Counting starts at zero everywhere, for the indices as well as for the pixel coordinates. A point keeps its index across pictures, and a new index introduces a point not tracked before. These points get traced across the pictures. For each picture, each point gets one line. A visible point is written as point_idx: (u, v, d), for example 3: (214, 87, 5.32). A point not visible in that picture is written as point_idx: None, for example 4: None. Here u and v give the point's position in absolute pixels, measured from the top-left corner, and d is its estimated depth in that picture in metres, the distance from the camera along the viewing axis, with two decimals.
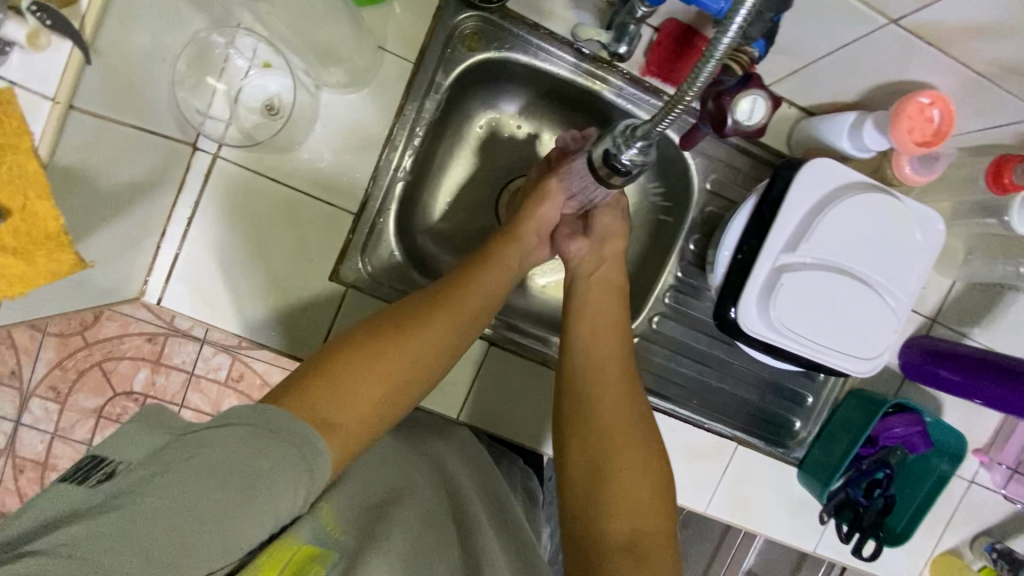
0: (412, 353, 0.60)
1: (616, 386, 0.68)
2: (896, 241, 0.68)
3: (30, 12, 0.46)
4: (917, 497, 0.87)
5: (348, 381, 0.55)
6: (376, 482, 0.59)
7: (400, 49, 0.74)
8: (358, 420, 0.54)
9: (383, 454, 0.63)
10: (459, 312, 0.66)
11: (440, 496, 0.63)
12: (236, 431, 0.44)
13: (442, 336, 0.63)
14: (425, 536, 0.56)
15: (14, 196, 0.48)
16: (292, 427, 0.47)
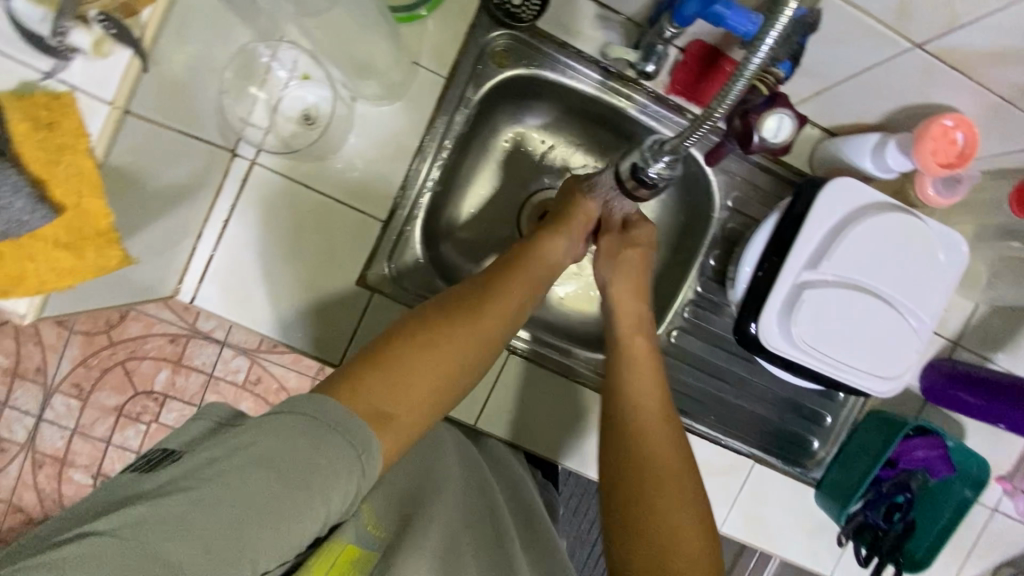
0: (460, 346, 0.60)
1: (646, 394, 0.69)
2: (918, 262, 0.68)
3: (97, 20, 0.49)
4: (938, 523, 0.85)
5: (399, 375, 0.55)
6: (411, 487, 0.62)
7: (433, 64, 0.77)
8: (411, 413, 0.54)
9: (418, 460, 0.66)
10: (503, 308, 0.66)
11: (473, 500, 0.65)
12: (296, 423, 0.44)
13: (488, 329, 0.63)
14: (459, 534, 0.58)
15: (69, 193, 0.51)
16: (348, 423, 0.47)
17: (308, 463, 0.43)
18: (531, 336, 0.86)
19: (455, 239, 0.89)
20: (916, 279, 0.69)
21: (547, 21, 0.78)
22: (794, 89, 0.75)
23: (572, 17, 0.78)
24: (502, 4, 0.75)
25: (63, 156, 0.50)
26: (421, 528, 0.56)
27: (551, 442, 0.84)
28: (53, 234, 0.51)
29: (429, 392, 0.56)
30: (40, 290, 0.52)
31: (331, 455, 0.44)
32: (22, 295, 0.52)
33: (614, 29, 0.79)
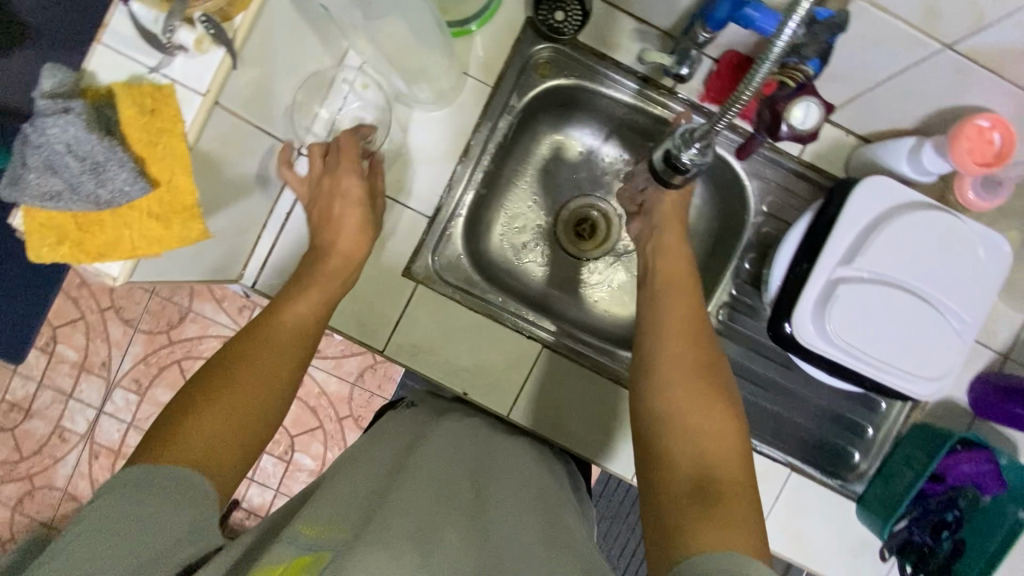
0: (260, 373, 0.59)
1: (677, 367, 0.69)
2: (957, 259, 0.68)
3: (200, 22, 0.57)
4: (990, 545, 0.80)
5: (206, 420, 0.54)
6: (354, 494, 0.54)
7: (480, 75, 0.84)
8: (231, 446, 0.54)
9: (348, 480, 0.58)
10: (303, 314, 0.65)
11: (438, 481, 0.58)
12: (112, 501, 0.45)
13: (290, 339, 0.63)
14: (433, 505, 0.53)
15: (164, 170, 0.58)
16: (157, 475, 0.48)
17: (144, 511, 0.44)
18: (558, 329, 0.89)
19: (494, 239, 0.93)
20: (955, 279, 0.68)
21: (587, 35, 0.84)
22: (828, 96, 0.77)
23: (612, 32, 0.84)
24: (546, 19, 0.81)
25: (161, 139, 0.58)
26: (381, 518, 0.49)
27: (586, 438, 0.86)
28: (147, 205, 0.59)
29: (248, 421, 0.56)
30: (131, 255, 0.60)
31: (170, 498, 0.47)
32: (117, 259, 0.60)
33: (651, 42, 0.84)
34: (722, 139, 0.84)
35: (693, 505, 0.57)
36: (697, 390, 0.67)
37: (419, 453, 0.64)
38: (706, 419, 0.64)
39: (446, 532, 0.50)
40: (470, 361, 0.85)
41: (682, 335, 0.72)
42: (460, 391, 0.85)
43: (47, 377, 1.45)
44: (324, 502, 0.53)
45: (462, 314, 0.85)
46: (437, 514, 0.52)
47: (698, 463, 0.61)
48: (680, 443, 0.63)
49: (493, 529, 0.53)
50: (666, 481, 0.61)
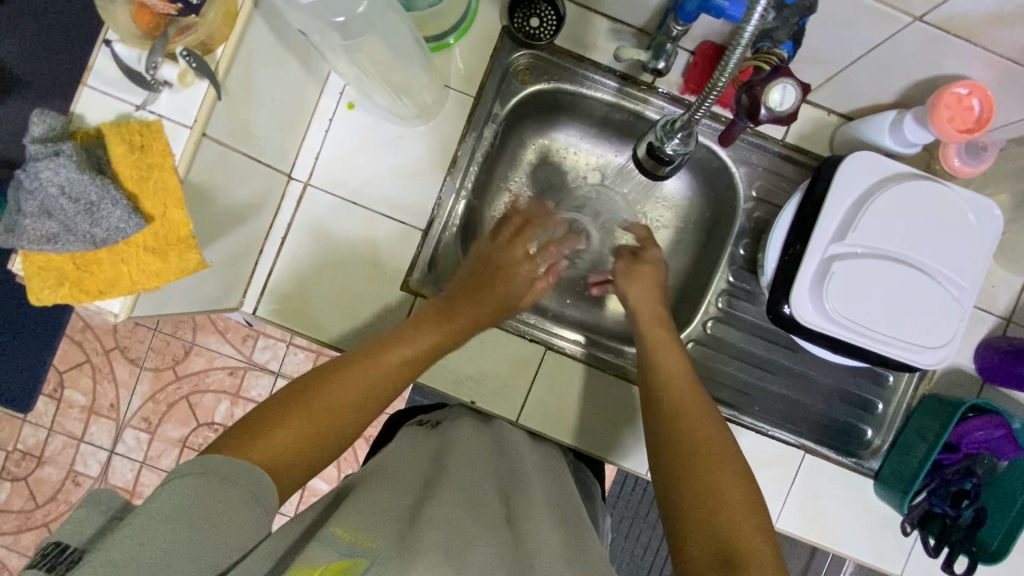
0: (350, 399, 0.61)
1: (684, 410, 0.68)
2: (948, 226, 0.68)
3: (182, 56, 0.57)
4: (1011, 510, 0.80)
5: (294, 426, 0.56)
6: (387, 501, 0.55)
7: (461, 86, 0.85)
8: (304, 458, 0.56)
9: (379, 487, 0.58)
10: (409, 355, 0.68)
11: (471, 495, 0.58)
12: (189, 482, 0.45)
13: (385, 370, 0.66)
14: (463, 516, 0.53)
15: (157, 205, 0.59)
16: (229, 472, 0.48)
17: (207, 508, 0.44)
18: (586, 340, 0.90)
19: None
20: (949, 246, 0.68)
21: (564, 38, 0.85)
22: (806, 77, 0.78)
23: (587, 34, 0.85)
24: (522, 26, 0.84)
25: (152, 173, 0.58)
26: (417, 531, 0.49)
27: (597, 437, 0.86)
28: (143, 240, 0.59)
29: (326, 437, 0.58)
30: (131, 291, 0.60)
31: (234, 500, 0.46)
32: (117, 295, 0.60)
33: (627, 40, 0.85)
34: (703, 128, 0.85)
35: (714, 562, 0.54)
36: (705, 432, 0.65)
37: (447, 466, 0.63)
38: (718, 462, 0.62)
39: (478, 540, 0.50)
40: (475, 369, 0.85)
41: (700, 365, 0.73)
42: (468, 400, 0.85)
43: (57, 422, 1.45)
44: (360, 505, 0.53)
45: None
46: (472, 524, 0.52)
47: (709, 516, 0.57)
48: (692, 488, 0.60)
49: (527, 528, 0.54)
50: (684, 533, 0.58)
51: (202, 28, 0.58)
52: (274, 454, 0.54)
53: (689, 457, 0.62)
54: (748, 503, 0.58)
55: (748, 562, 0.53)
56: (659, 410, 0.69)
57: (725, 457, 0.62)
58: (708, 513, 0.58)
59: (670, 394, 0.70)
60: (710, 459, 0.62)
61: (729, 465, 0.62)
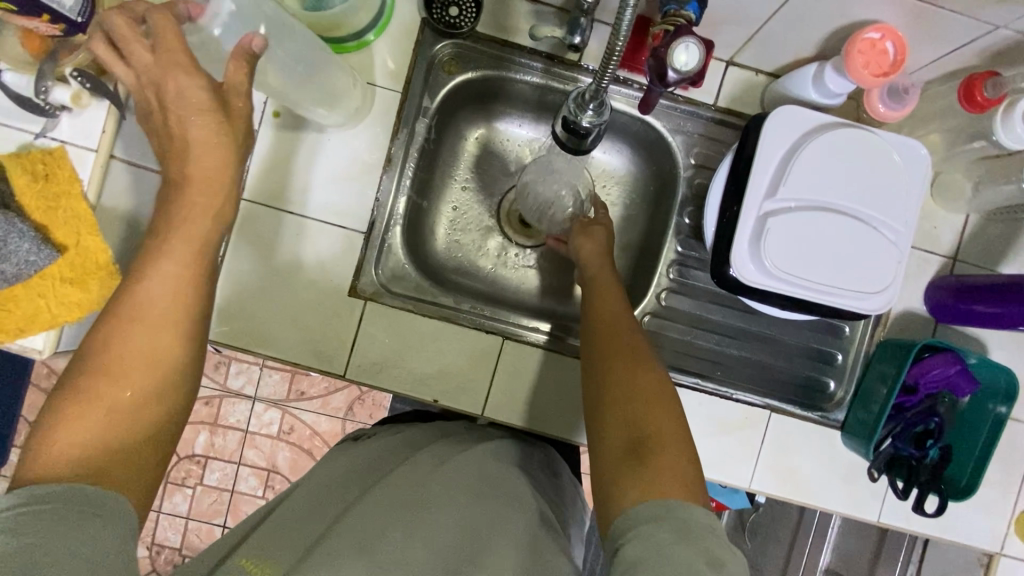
0: (146, 353, 0.50)
1: (616, 330, 0.70)
2: (877, 171, 0.69)
3: (72, 77, 0.54)
4: (976, 445, 0.81)
5: (100, 406, 0.48)
6: (300, 536, 0.55)
7: (387, 83, 0.84)
8: (138, 438, 0.49)
9: (301, 508, 0.59)
10: (175, 286, 0.52)
11: (394, 490, 0.58)
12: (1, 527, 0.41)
13: (162, 320, 0.51)
14: (378, 516, 0.54)
15: (70, 234, 0.58)
16: (51, 496, 0.44)
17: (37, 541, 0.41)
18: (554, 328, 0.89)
19: (439, 241, 0.93)
20: (882, 190, 0.69)
21: (485, 25, 0.84)
22: (727, 39, 0.78)
23: (508, 17, 0.84)
24: (442, 16, 0.82)
25: (60, 201, 0.57)
26: (324, 542, 0.51)
27: (564, 420, 0.86)
28: (59, 271, 0.58)
29: (143, 407, 0.50)
30: (52, 324, 0.58)
31: (62, 526, 0.42)
32: (39, 332, 0.58)
33: (549, 20, 0.84)
34: (624, 98, 0.84)
35: (625, 457, 0.58)
36: (633, 350, 0.67)
37: (379, 477, 0.64)
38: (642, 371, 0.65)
39: (395, 538, 0.52)
40: (434, 367, 0.84)
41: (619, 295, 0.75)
42: (431, 399, 0.84)
43: None
44: (280, 533, 0.55)
45: (416, 322, 0.84)
46: (383, 518, 0.54)
47: (630, 415, 0.61)
48: (616, 392, 0.64)
49: (435, 521, 0.54)
50: (606, 432, 0.62)
51: (93, 44, 0.56)
52: (88, 447, 0.47)
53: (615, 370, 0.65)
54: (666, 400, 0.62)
55: (657, 455, 0.57)
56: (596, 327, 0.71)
57: (649, 368, 0.65)
58: (627, 416, 0.61)
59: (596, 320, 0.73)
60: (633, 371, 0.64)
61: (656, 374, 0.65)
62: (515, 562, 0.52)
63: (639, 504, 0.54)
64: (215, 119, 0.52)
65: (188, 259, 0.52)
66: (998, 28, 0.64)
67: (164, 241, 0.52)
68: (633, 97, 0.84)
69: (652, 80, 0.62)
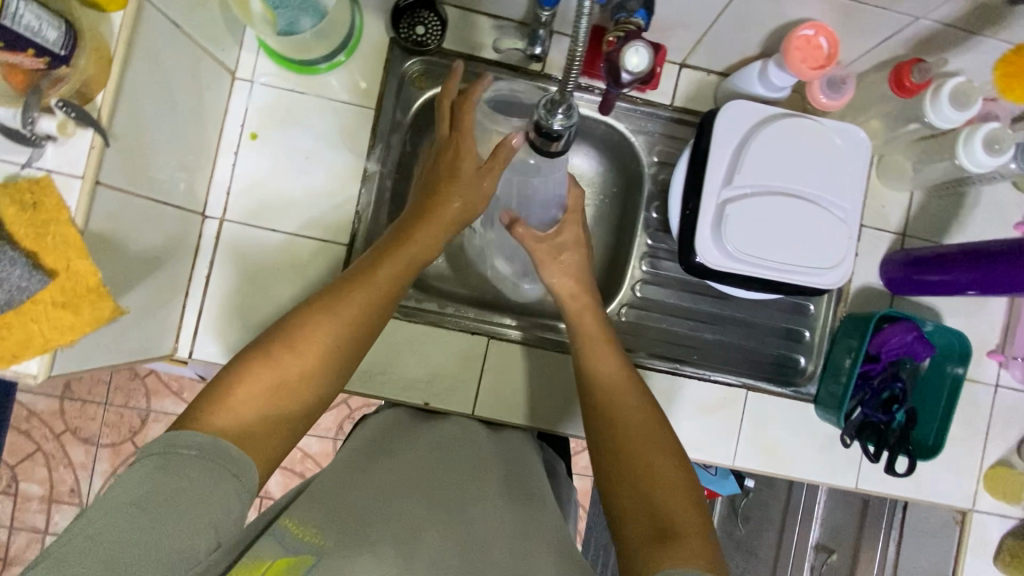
0: (322, 352, 0.60)
1: (618, 403, 0.69)
2: (822, 154, 0.74)
3: (58, 107, 0.57)
4: (940, 406, 0.86)
5: (263, 386, 0.56)
6: (348, 495, 0.56)
7: (362, 102, 0.88)
8: (283, 420, 0.57)
9: (335, 477, 0.60)
10: (339, 330, 0.61)
11: (416, 473, 0.60)
12: (150, 463, 0.48)
13: (326, 345, 0.60)
14: (415, 508, 0.55)
15: (60, 259, 0.59)
16: (200, 445, 0.50)
17: (179, 488, 0.47)
18: (530, 325, 0.93)
19: None
20: (828, 172, 0.74)
21: (451, 42, 0.89)
22: (678, 43, 0.84)
23: (473, 33, 0.89)
24: (408, 35, 0.86)
25: (49, 229, 0.58)
26: (366, 525, 0.52)
27: (551, 414, 0.89)
28: (50, 296, 0.58)
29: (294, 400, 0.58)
30: (46, 348, 0.59)
31: (203, 474, 0.49)
32: (33, 356, 0.59)
33: (511, 34, 0.89)
34: (586, 103, 0.89)
35: (650, 540, 0.57)
36: (641, 424, 0.67)
37: (408, 451, 0.66)
38: (648, 446, 0.64)
39: (424, 525, 0.53)
40: (423, 372, 0.87)
41: (611, 356, 0.74)
42: (421, 402, 0.86)
43: (16, 518, 1.41)
44: (325, 500, 0.55)
45: (403, 329, 0.87)
46: (422, 518, 0.54)
47: (646, 500, 0.60)
48: (628, 477, 0.63)
49: (475, 514, 0.57)
50: (626, 517, 0.61)
51: (75, 76, 0.57)
52: (244, 417, 0.54)
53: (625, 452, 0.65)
54: (680, 470, 0.63)
55: (683, 542, 0.56)
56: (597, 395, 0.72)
57: (661, 442, 0.65)
58: (647, 498, 0.61)
59: (596, 385, 0.72)
60: (641, 441, 0.65)
61: (667, 447, 0.65)
62: (502, 522, 0.57)
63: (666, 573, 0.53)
64: (453, 209, 0.75)
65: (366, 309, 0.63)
66: (918, 19, 0.70)
67: (358, 286, 0.64)
68: (595, 102, 0.88)
69: (608, 82, 0.67)
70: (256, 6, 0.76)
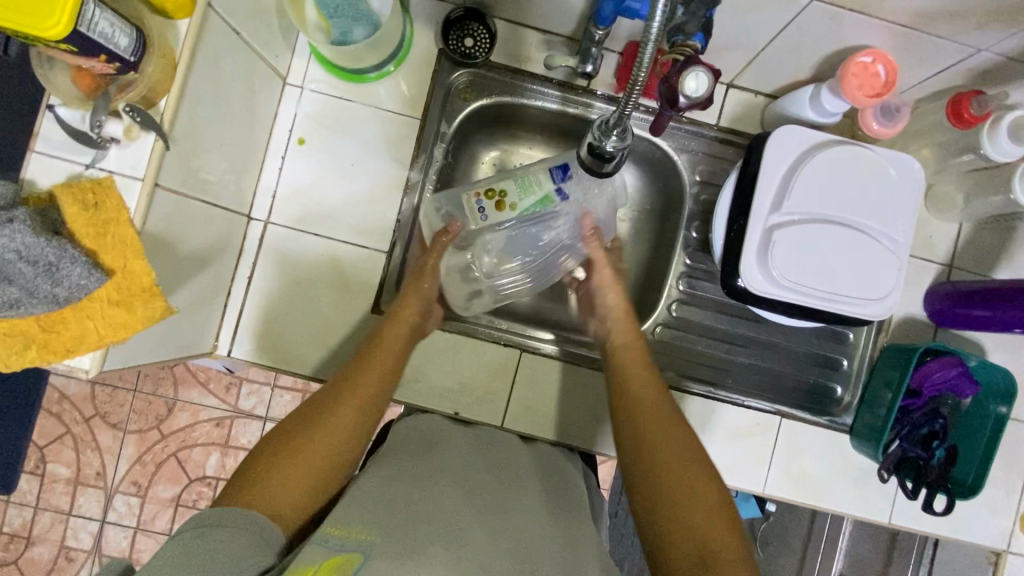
0: (342, 429, 0.62)
1: (648, 421, 0.69)
2: (874, 184, 0.73)
3: (125, 112, 0.58)
4: (981, 444, 0.84)
5: (290, 467, 0.57)
6: (390, 490, 0.56)
7: (408, 112, 0.89)
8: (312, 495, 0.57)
9: (380, 479, 0.58)
10: (358, 404, 0.65)
11: (464, 477, 0.61)
12: (178, 539, 0.45)
13: (348, 420, 0.63)
14: (461, 509, 0.55)
15: (117, 258, 0.60)
16: (227, 519, 0.49)
17: (216, 551, 0.45)
18: (558, 337, 0.93)
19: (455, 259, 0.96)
20: (879, 202, 0.73)
21: (498, 55, 0.89)
22: (727, 64, 0.83)
23: (521, 47, 0.89)
24: (457, 47, 0.87)
25: (109, 228, 0.59)
26: (417, 525, 0.51)
27: (581, 430, 0.88)
28: (106, 294, 0.60)
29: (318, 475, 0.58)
30: (99, 345, 0.61)
31: (235, 538, 0.47)
32: (87, 352, 0.61)
33: (558, 49, 0.89)
34: (635, 120, 0.89)
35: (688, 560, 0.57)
36: (675, 445, 0.66)
37: (446, 452, 0.66)
38: (681, 464, 0.64)
39: (469, 526, 0.52)
40: (455, 381, 0.87)
41: (644, 372, 0.76)
42: (452, 412, 0.86)
43: (44, 497, 1.44)
44: (374, 497, 0.54)
45: (437, 338, 0.87)
46: (468, 519, 0.53)
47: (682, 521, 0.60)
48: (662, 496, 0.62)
49: (518, 522, 0.56)
50: (661, 532, 0.60)
51: (143, 82, 0.59)
52: (274, 495, 0.54)
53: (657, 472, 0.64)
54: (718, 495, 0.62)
55: (720, 566, 0.56)
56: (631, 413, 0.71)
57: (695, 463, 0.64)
58: (682, 519, 0.60)
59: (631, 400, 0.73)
60: (676, 459, 0.65)
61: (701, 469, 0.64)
62: (550, 534, 0.56)
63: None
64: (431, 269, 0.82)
65: (379, 384, 0.68)
66: (981, 50, 0.69)
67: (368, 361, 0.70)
68: (641, 119, 0.88)
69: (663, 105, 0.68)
70: (312, 15, 0.78)
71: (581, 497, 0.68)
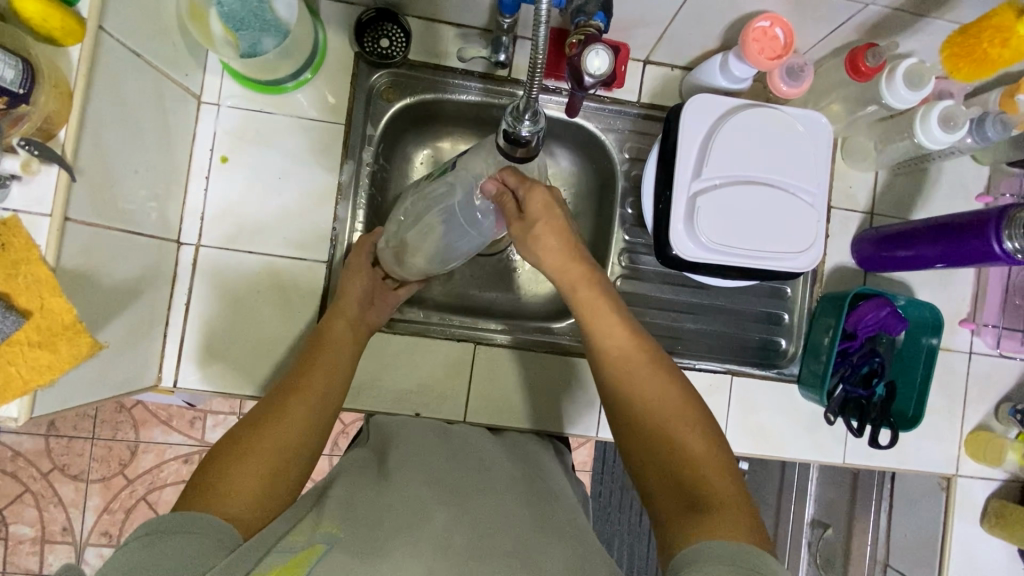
0: (289, 432, 0.64)
1: (638, 382, 0.68)
2: (786, 140, 0.76)
3: (20, 146, 0.56)
4: (917, 375, 0.89)
5: (239, 469, 0.59)
6: (359, 497, 0.57)
7: (333, 119, 0.88)
8: (265, 494, 0.59)
9: (353, 483, 0.60)
10: (304, 405, 0.67)
11: (429, 472, 0.62)
12: (132, 546, 0.48)
13: (298, 422, 0.65)
14: (428, 498, 0.56)
15: (32, 298, 0.58)
16: (180, 524, 0.51)
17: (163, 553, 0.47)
18: (510, 328, 0.93)
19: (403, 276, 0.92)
20: (793, 158, 0.77)
21: (416, 53, 0.89)
22: (640, 40, 0.85)
23: (437, 43, 0.89)
24: (374, 49, 0.86)
25: (20, 269, 0.57)
26: (375, 523, 0.52)
27: (541, 414, 0.90)
28: (25, 336, 0.58)
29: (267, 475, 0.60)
30: (25, 390, 0.58)
31: (185, 541, 0.49)
32: (13, 399, 0.58)
33: (476, 42, 0.90)
34: (552, 104, 0.90)
35: (685, 512, 0.58)
36: (663, 402, 0.66)
37: (408, 450, 0.67)
38: (672, 422, 0.65)
39: (437, 514, 0.54)
40: (412, 383, 0.87)
41: (612, 328, 0.71)
42: (412, 413, 0.87)
43: (10, 561, 1.38)
44: (346, 503, 0.55)
45: (389, 342, 0.87)
46: (432, 501, 0.56)
47: (680, 477, 0.61)
48: (660, 454, 0.64)
49: (485, 503, 0.57)
50: (656, 490, 0.62)
51: (36, 114, 0.56)
52: (228, 495, 0.56)
53: (654, 431, 0.65)
54: (709, 444, 0.63)
55: (714, 510, 0.57)
56: (614, 374, 0.70)
57: (688, 416, 0.65)
58: (677, 475, 0.62)
59: (609, 360, 0.70)
60: (666, 418, 0.65)
61: (695, 422, 0.65)
62: (515, 507, 0.58)
63: (701, 544, 0.53)
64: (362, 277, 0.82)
65: (326, 385, 0.71)
66: (869, 5, 0.72)
67: (314, 358, 0.73)
68: (563, 103, 0.90)
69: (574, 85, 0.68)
70: (217, 28, 0.76)
71: (557, 483, 0.68)
